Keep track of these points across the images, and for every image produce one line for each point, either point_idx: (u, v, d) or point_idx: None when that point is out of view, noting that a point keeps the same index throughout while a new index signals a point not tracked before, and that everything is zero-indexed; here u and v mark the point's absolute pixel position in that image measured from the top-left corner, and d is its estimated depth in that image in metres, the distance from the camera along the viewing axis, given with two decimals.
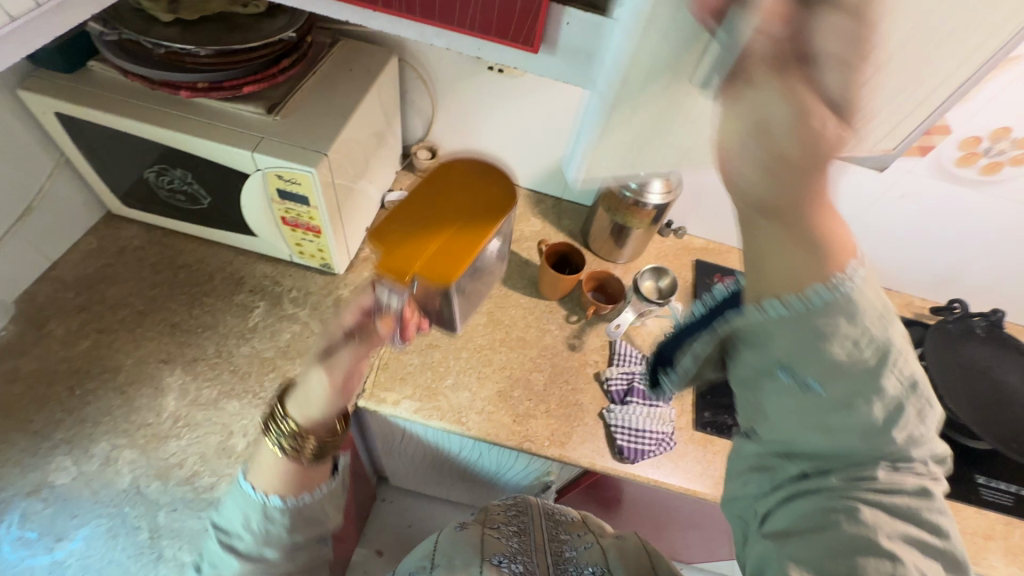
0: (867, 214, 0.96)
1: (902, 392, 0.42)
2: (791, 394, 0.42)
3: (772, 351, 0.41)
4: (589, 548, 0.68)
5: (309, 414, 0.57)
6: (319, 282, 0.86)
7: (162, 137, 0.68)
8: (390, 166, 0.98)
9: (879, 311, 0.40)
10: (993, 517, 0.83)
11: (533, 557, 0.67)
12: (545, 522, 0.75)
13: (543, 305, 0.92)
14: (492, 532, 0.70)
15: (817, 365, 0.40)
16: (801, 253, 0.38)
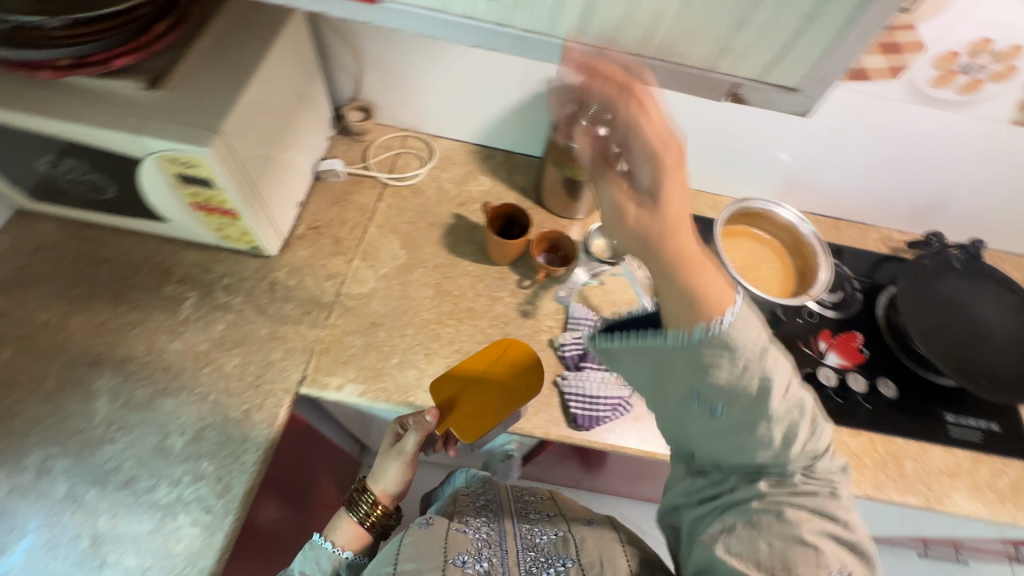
0: (838, 146, 0.89)
1: (786, 427, 0.47)
2: (702, 417, 0.48)
3: (678, 359, 0.46)
4: (558, 534, 0.68)
5: (387, 489, 0.73)
6: (253, 266, 0.82)
7: (41, 125, 0.61)
8: (320, 132, 0.90)
9: (754, 336, 0.44)
10: (961, 454, 0.81)
11: (500, 545, 0.68)
12: (513, 506, 0.75)
13: (494, 271, 0.87)
14: (459, 525, 0.70)
15: (716, 388, 0.45)
16: (682, 295, 0.44)
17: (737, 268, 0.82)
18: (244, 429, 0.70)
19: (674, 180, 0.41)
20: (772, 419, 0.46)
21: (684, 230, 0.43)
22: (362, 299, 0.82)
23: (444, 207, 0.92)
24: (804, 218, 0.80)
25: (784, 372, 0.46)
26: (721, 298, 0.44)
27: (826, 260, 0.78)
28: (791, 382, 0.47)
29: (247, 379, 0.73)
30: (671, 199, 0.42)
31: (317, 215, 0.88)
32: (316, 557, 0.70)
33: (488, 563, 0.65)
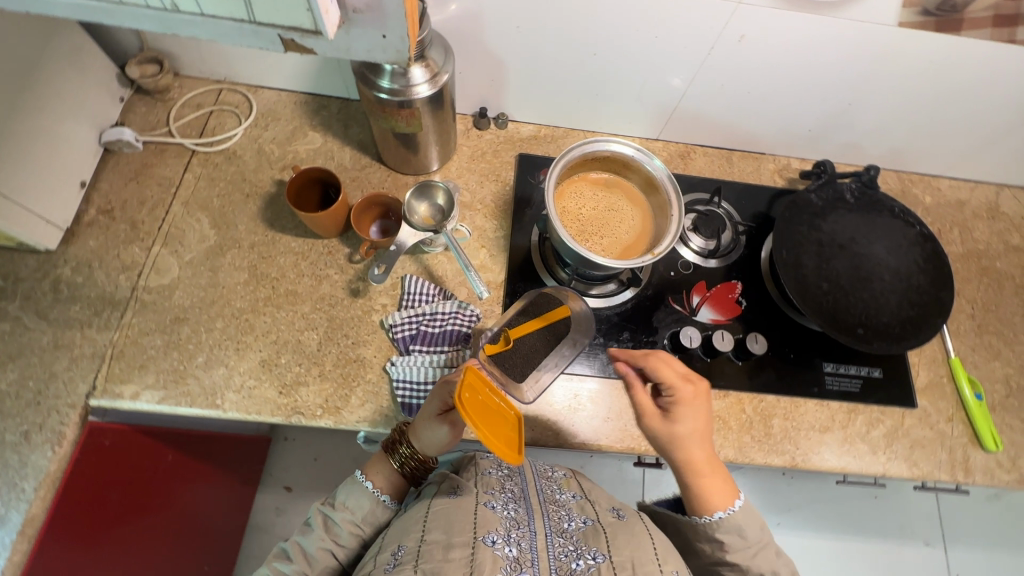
0: (710, 68, 0.75)
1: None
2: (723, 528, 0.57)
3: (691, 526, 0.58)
4: (588, 524, 0.57)
5: (427, 446, 0.62)
6: (31, 264, 0.71)
7: None
8: (98, 95, 0.76)
9: (758, 530, 0.57)
10: (836, 407, 0.75)
11: (529, 526, 0.55)
12: (542, 486, 0.64)
13: (321, 245, 0.77)
14: (487, 499, 0.58)
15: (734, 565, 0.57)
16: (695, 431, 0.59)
17: (580, 221, 0.73)
18: (22, 453, 0.63)
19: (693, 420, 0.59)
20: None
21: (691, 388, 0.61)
22: (163, 291, 0.72)
23: (264, 173, 0.80)
24: (666, 177, 0.69)
25: (757, 528, 0.58)
26: (717, 497, 0.58)
27: (673, 234, 0.66)
28: (762, 548, 0.57)
29: (25, 396, 0.65)
30: (681, 446, 0.58)
31: (110, 195, 0.76)
32: (358, 497, 0.62)
33: (521, 547, 0.52)
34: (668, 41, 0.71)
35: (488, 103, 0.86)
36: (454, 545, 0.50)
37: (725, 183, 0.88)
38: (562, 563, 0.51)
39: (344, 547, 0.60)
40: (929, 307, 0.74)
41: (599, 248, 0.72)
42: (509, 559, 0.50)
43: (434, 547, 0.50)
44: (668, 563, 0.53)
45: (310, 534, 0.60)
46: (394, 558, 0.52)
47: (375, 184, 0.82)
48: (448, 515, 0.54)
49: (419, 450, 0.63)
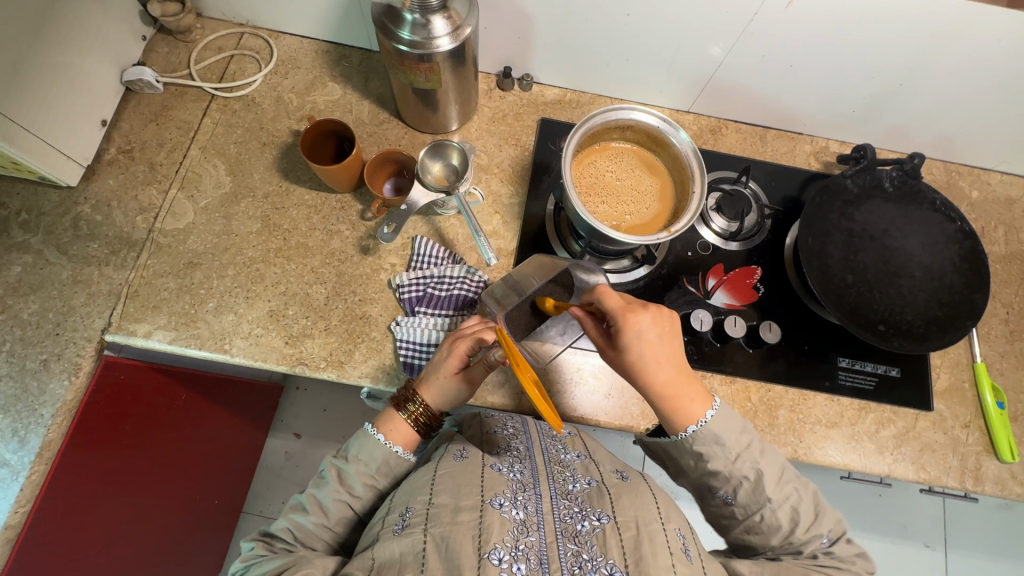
0: (751, 36, 0.70)
1: (787, 513, 0.55)
2: (718, 455, 0.56)
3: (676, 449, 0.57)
4: (593, 485, 0.57)
5: (438, 400, 0.62)
6: (53, 200, 0.72)
7: None
8: (121, 31, 0.75)
9: (734, 433, 0.56)
10: (846, 403, 0.73)
11: (535, 490, 0.55)
12: (547, 445, 0.64)
13: (334, 200, 0.76)
14: (493, 462, 0.59)
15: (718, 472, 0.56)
16: (635, 346, 0.56)
17: (593, 181, 0.71)
18: (42, 380, 0.66)
19: (646, 338, 0.56)
20: (728, 486, 0.56)
21: (631, 320, 0.56)
22: (178, 235, 0.73)
23: (281, 122, 0.79)
24: (700, 169, 0.65)
25: (735, 434, 0.56)
26: (691, 411, 0.56)
27: (678, 226, 0.62)
28: (742, 450, 0.56)
29: (45, 327, 0.67)
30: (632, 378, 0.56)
31: (130, 135, 0.77)
32: (371, 449, 0.60)
33: (527, 510, 0.52)
34: (708, 3, 0.66)
35: (512, 63, 0.83)
36: (461, 509, 0.50)
37: (756, 163, 0.84)
38: (568, 525, 0.51)
39: (359, 497, 0.60)
40: (960, 308, 0.70)
41: (598, 212, 0.69)
42: (517, 522, 0.50)
43: (441, 511, 0.50)
44: (671, 521, 0.53)
45: (324, 486, 0.59)
46: (402, 520, 0.51)
47: (392, 140, 0.80)
48: (456, 477, 0.55)
49: (431, 404, 0.63)
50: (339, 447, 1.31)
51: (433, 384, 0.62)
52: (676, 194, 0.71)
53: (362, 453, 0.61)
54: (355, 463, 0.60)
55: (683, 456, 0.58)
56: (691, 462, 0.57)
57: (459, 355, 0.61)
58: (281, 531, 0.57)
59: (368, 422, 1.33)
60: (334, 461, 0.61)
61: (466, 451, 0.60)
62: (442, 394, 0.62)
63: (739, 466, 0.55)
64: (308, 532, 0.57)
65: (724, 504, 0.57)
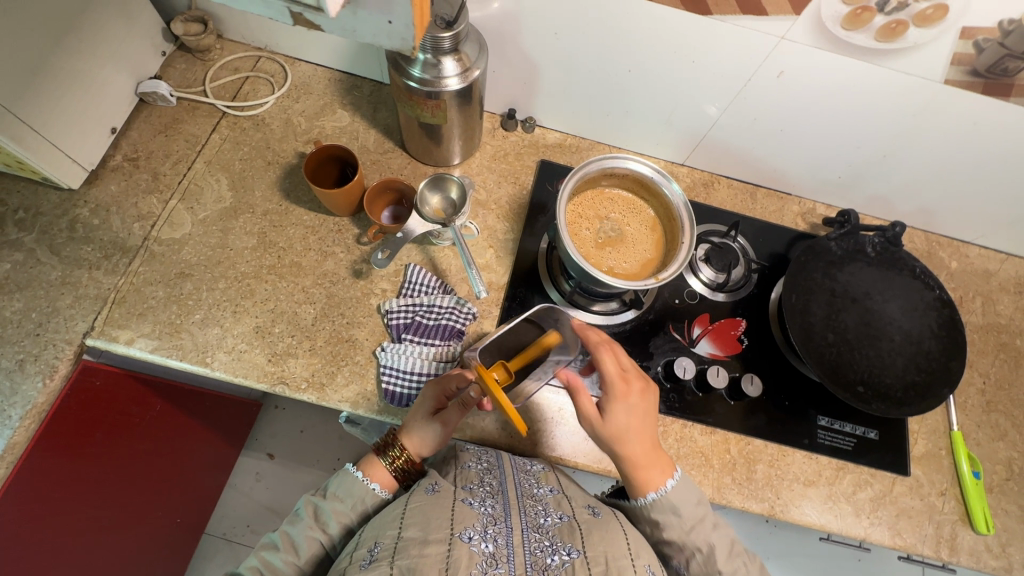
0: (744, 103, 0.74)
1: None
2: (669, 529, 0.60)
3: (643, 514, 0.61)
4: (565, 520, 0.56)
5: (417, 445, 0.62)
6: (52, 201, 0.73)
7: None
8: (141, 47, 0.78)
9: (691, 502, 0.61)
10: (824, 462, 0.73)
11: (505, 524, 0.54)
12: (519, 478, 0.61)
13: (331, 222, 0.77)
14: (465, 495, 0.57)
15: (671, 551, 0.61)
16: (644, 403, 0.60)
17: (595, 212, 0.72)
18: (14, 380, 0.64)
19: (631, 412, 0.58)
20: (681, 553, 0.60)
21: (633, 388, 0.59)
22: (173, 245, 0.73)
23: (288, 143, 0.81)
24: (688, 255, 0.64)
25: (694, 505, 0.60)
26: (653, 481, 0.60)
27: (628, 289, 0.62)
28: (697, 523, 0.60)
29: (26, 326, 0.67)
30: (623, 439, 0.58)
31: (137, 144, 0.78)
32: (349, 487, 0.61)
33: (497, 543, 0.51)
34: (707, 66, 0.70)
35: (517, 105, 0.86)
36: (429, 542, 0.50)
37: (746, 218, 0.87)
38: (537, 558, 0.51)
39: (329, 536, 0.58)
40: (937, 375, 0.72)
41: (580, 236, 0.71)
42: (485, 555, 0.50)
43: (410, 544, 0.49)
44: (640, 557, 0.54)
45: (298, 523, 0.59)
46: (370, 555, 0.50)
47: (395, 169, 0.82)
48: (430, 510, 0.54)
49: (410, 450, 0.62)
50: (312, 472, 1.28)
51: (413, 426, 0.63)
52: (656, 270, 0.70)
53: (340, 493, 0.60)
54: (331, 500, 0.60)
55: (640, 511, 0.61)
56: (649, 527, 0.61)
57: (443, 393, 0.63)
58: (249, 570, 0.55)
59: (344, 447, 1.31)
60: (310, 499, 0.61)
61: (436, 486, 0.58)
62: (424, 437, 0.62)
63: (693, 536, 0.59)
64: (275, 570, 0.55)
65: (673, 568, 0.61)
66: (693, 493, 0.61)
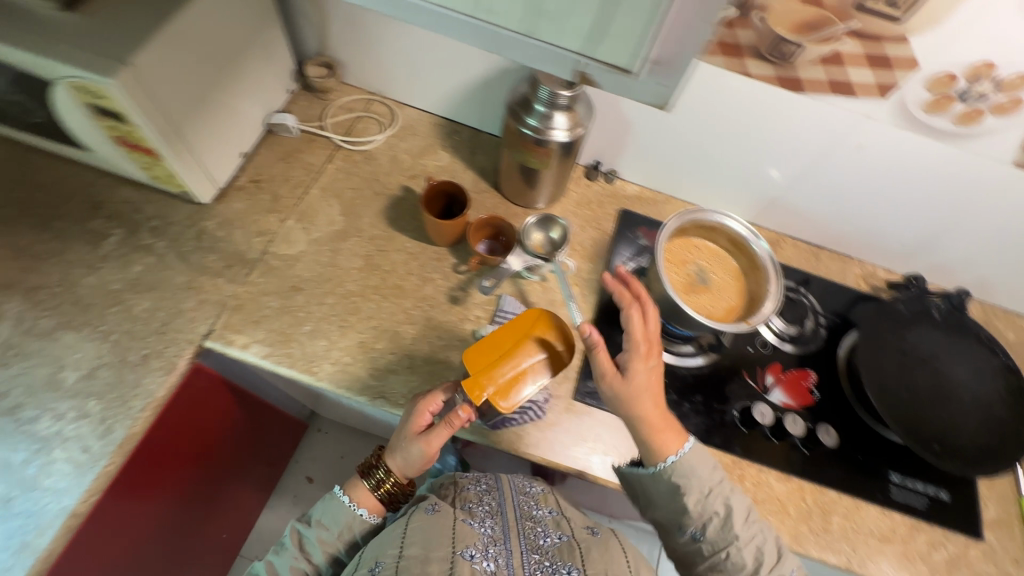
0: (818, 172, 0.82)
1: (751, 551, 0.60)
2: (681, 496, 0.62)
3: (659, 485, 0.63)
4: (564, 540, 0.63)
5: (403, 466, 0.67)
6: (184, 212, 0.80)
7: None
8: (276, 85, 0.87)
9: (708, 470, 0.63)
10: (898, 519, 0.74)
11: (505, 544, 0.61)
12: (519, 502, 0.69)
13: (431, 251, 0.83)
14: (464, 516, 0.64)
15: (688, 522, 0.62)
16: (649, 373, 0.64)
17: (683, 253, 0.78)
18: (138, 374, 0.69)
19: (650, 373, 0.64)
20: (699, 521, 0.62)
21: (652, 354, 0.65)
22: (288, 260, 0.79)
23: (395, 177, 0.89)
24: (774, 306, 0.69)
25: (708, 470, 0.63)
26: (666, 447, 0.63)
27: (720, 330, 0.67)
28: (715, 486, 0.62)
29: (153, 324, 0.72)
30: (638, 402, 0.62)
31: (261, 168, 0.86)
32: (334, 515, 0.66)
33: (497, 562, 0.58)
34: (789, 136, 0.77)
35: (602, 158, 0.94)
36: (431, 560, 0.55)
37: (813, 276, 0.92)
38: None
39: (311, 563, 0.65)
40: (1009, 440, 0.74)
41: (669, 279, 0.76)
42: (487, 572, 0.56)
43: (412, 562, 0.55)
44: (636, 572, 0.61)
45: (284, 551, 0.65)
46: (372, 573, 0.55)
47: (489, 208, 0.89)
48: (421, 527, 0.60)
49: (397, 472, 0.67)
50: None
51: (404, 445, 0.65)
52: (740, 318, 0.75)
53: (325, 522, 0.66)
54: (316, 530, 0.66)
55: (658, 477, 0.63)
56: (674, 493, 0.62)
57: (426, 413, 0.65)
58: None
59: None
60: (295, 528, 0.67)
61: (433, 507, 0.64)
62: (409, 459, 0.66)
63: (709, 504, 0.61)
64: None
65: (682, 532, 0.63)
66: (709, 465, 0.64)
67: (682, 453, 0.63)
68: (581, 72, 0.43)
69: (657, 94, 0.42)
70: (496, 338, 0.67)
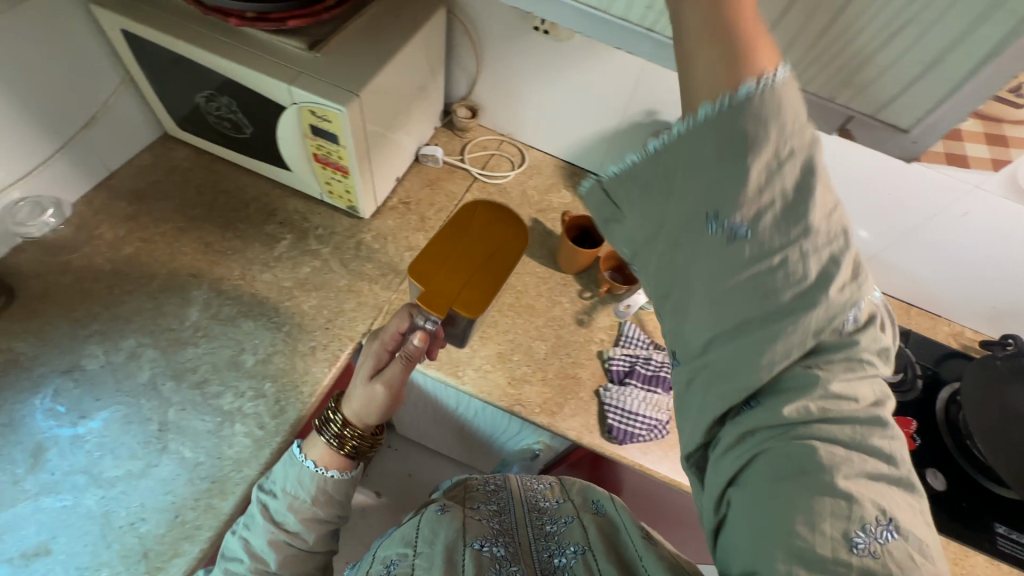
0: (920, 238, 0.90)
1: (840, 325, 0.39)
2: (720, 245, 0.40)
3: (666, 159, 0.42)
4: (570, 520, 0.67)
5: (361, 413, 0.63)
6: (345, 224, 0.89)
7: (227, 69, 0.70)
8: (429, 121, 0.98)
9: (829, 219, 0.38)
10: (1006, 569, 0.76)
11: (514, 535, 0.67)
12: (527, 498, 0.75)
13: (558, 277, 0.91)
14: (471, 513, 0.70)
15: (738, 211, 0.38)
16: (717, 50, 0.39)
17: None
18: (307, 363, 0.76)
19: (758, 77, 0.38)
20: (822, 314, 0.38)
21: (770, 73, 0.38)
22: None
23: (524, 209, 0.98)
24: None
25: (827, 183, 0.39)
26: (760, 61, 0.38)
27: None
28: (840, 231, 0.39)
29: (320, 319, 0.80)
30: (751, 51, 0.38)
31: (409, 191, 0.96)
32: (298, 477, 0.62)
33: (505, 547, 0.63)
34: (895, 199, 0.86)
35: None
36: (439, 549, 0.61)
37: (906, 330, 0.98)
38: (547, 559, 0.62)
39: (282, 530, 0.60)
40: None
41: None
42: (497, 556, 0.61)
43: (420, 556, 0.61)
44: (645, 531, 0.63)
45: (255, 529, 0.60)
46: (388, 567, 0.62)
47: None
48: (435, 525, 0.66)
49: (352, 421, 0.64)
50: None
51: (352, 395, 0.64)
52: None
53: (288, 480, 0.62)
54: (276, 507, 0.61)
55: (711, 174, 0.39)
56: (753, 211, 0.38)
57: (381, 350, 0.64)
58: None
59: None
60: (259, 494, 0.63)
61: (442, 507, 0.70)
62: (359, 402, 0.63)
63: (779, 177, 0.38)
64: None
65: (738, 329, 0.40)
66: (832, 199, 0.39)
67: (773, 80, 0.37)
68: (844, 124, 0.50)
69: (910, 151, 0.48)
70: (450, 252, 0.63)
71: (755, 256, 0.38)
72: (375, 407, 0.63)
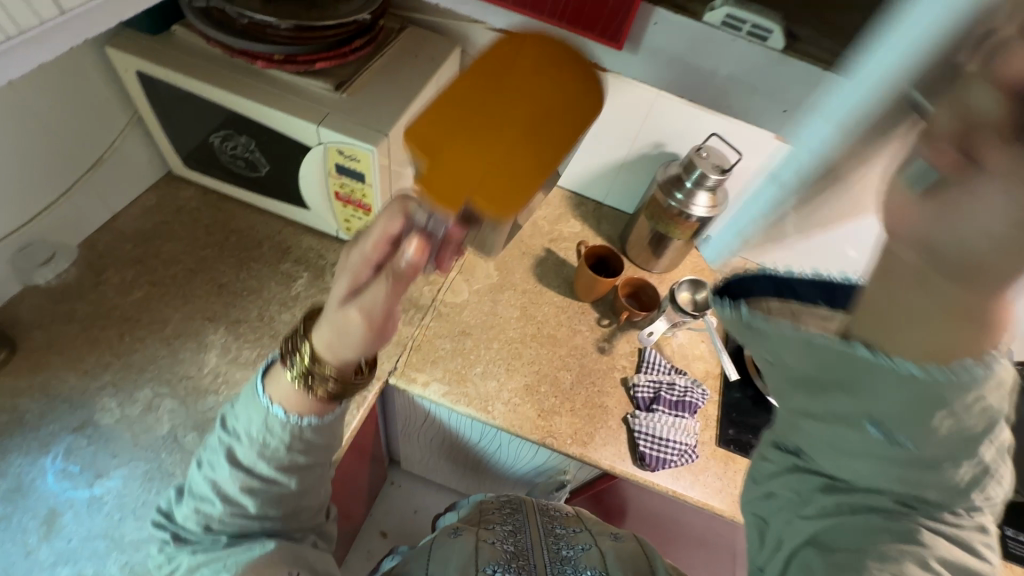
0: None
1: (960, 446, 0.37)
2: (853, 433, 0.38)
3: (819, 347, 0.36)
4: (586, 549, 0.67)
5: (335, 351, 0.51)
6: None
7: (248, 109, 0.70)
8: None
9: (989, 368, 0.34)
10: None
11: (528, 560, 0.67)
12: (542, 523, 0.75)
13: (576, 305, 0.92)
14: (486, 536, 0.70)
15: (904, 426, 0.36)
16: (925, 299, 0.32)
17: None
18: None
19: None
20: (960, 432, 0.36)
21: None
22: (455, 308, 0.87)
23: (536, 239, 1.00)
24: None
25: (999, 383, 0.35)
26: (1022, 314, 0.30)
27: None
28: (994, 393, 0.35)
29: None
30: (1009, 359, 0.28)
31: None
32: (251, 416, 0.53)
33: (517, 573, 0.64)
34: None
35: None
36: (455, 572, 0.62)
37: None
38: None
39: (256, 476, 0.53)
40: None
41: None
42: None
43: None
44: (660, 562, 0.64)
45: (204, 484, 0.53)
46: None
47: None
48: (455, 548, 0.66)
49: (328, 359, 0.51)
50: None
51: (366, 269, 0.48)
52: None
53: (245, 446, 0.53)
54: (236, 476, 0.53)
55: (833, 364, 0.36)
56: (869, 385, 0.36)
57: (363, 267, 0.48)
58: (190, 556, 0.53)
59: None
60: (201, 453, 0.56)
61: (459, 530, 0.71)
62: (338, 341, 0.50)
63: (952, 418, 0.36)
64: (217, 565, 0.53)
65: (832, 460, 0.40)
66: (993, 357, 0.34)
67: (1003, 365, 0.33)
68: None
69: None
70: (483, 103, 0.43)
71: (854, 411, 0.37)
72: (349, 345, 0.50)
